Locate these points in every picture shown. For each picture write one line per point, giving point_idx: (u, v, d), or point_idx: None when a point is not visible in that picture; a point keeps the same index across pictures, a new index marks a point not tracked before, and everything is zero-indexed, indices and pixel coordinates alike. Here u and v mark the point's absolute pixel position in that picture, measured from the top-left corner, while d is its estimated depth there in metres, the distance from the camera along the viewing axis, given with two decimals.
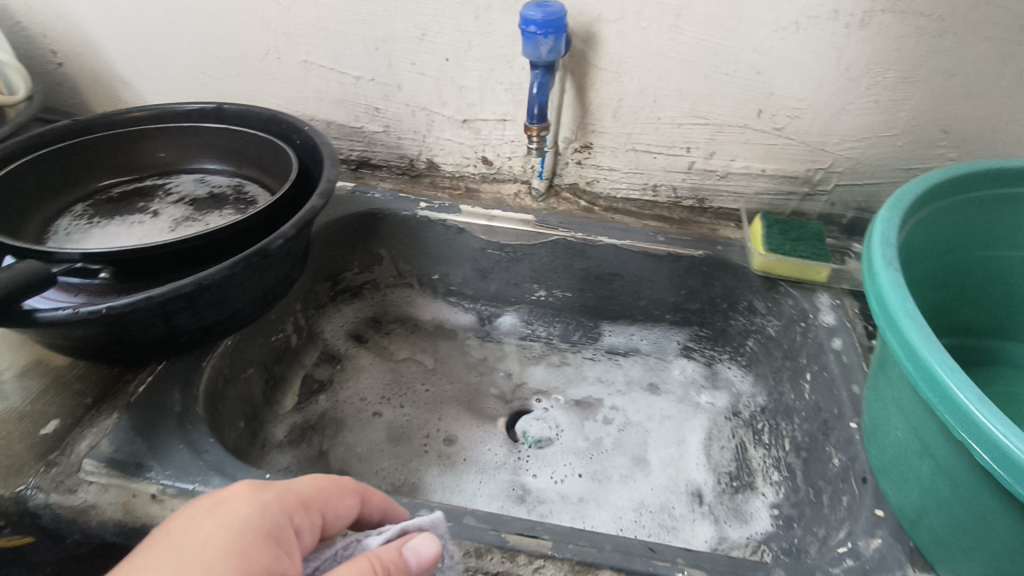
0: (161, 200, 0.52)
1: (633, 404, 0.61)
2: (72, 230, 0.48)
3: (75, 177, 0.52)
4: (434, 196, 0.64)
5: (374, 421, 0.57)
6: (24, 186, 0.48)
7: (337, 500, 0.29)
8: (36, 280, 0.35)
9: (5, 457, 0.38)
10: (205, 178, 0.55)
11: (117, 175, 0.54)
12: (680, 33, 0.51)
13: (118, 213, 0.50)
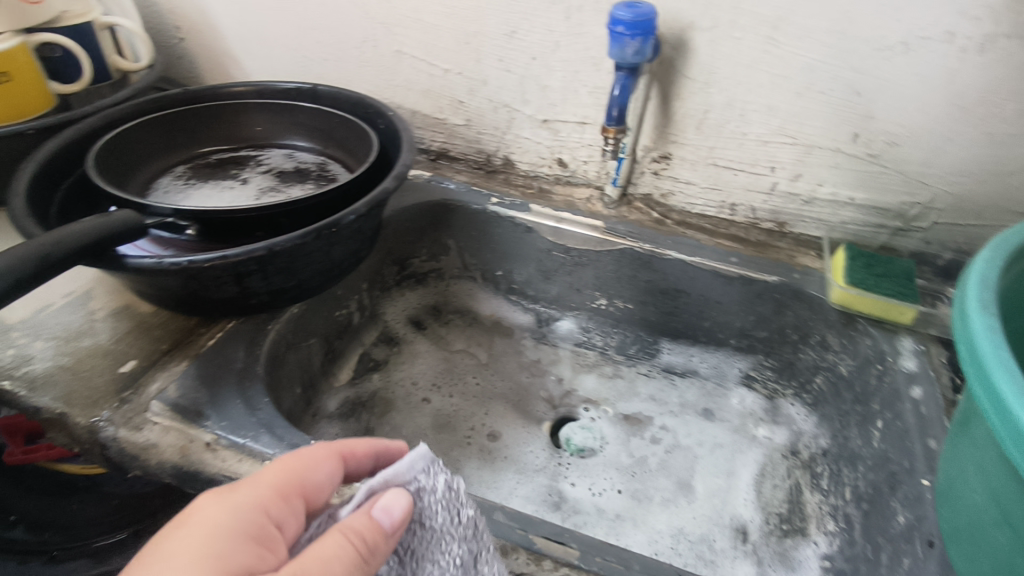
0: (252, 170, 0.55)
1: (685, 427, 0.59)
2: (171, 188, 0.52)
3: (180, 141, 0.56)
4: (506, 193, 0.65)
5: (422, 407, 0.58)
6: (134, 143, 0.52)
7: (313, 468, 0.30)
8: (130, 226, 0.38)
9: (87, 388, 0.41)
10: (294, 153, 0.58)
11: (216, 143, 0.58)
12: (776, 46, 0.49)
13: (213, 177, 0.54)
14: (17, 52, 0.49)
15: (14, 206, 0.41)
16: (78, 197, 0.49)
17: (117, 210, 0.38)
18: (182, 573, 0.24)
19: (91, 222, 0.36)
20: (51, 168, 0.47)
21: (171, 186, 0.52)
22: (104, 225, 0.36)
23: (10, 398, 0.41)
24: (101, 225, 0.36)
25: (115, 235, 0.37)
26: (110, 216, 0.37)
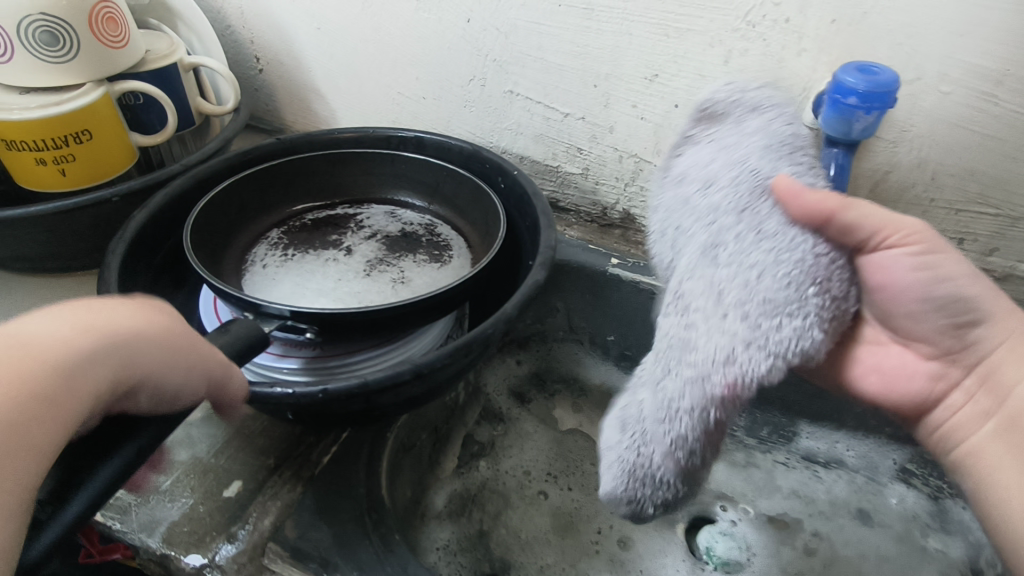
0: (354, 234, 0.48)
1: (841, 533, 0.51)
2: (268, 262, 0.45)
3: (272, 200, 0.49)
4: (626, 253, 0.57)
5: (539, 502, 0.51)
6: (227, 209, 0.45)
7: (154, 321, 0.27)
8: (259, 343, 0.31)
9: (188, 521, 0.34)
10: (397, 211, 0.51)
11: (311, 199, 0.51)
12: (996, 104, 0.40)
13: (313, 244, 0.47)
14: (98, 105, 0.42)
15: None
16: (167, 275, 0.43)
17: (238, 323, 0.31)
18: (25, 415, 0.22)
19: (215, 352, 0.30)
20: (139, 246, 0.40)
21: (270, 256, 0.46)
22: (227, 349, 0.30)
23: (102, 530, 0.35)
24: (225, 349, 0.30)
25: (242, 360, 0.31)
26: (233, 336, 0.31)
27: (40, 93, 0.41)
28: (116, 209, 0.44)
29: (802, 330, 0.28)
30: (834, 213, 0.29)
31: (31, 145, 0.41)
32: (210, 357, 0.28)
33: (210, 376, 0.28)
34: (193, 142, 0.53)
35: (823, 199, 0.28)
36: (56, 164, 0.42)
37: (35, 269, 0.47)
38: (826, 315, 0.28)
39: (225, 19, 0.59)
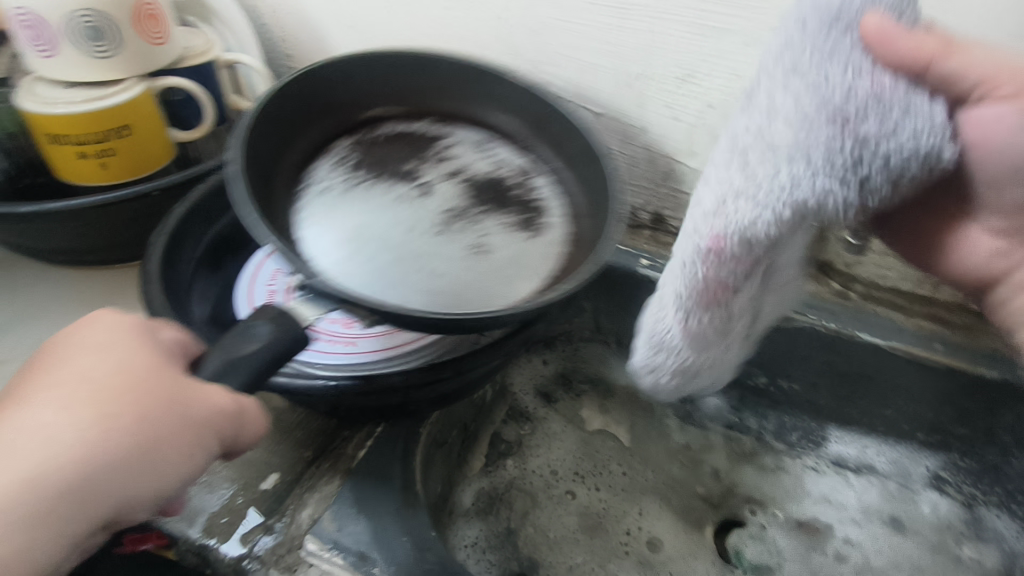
0: (432, 165, 0.46)
1: (873, 540, 0.50)
2: (331, 185, 0.43)
3: (340, 106, 0.46)
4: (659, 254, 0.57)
5: (567, 502, 0.51)
6: (285, 109, 0.42)
7: (141, 365, 0.27)
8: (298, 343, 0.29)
9: (227, 510, 0.35)
10: (487, 143, 0.48)
11: (389, 107, 0.48)
12: None
13: (385, 169, 0.45)
14: (140, 100, 0.43)
15: (151, 299, 0.35)
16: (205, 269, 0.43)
17: (274, 320, 0.29)
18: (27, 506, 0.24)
19: (251, 360, 0.28)
20: (178, 241, 0.41)
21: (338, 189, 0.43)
22: (264, 348, 0.28)
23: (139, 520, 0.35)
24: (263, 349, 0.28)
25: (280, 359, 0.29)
26: (271, 335, 0.29)
27: (84, 88, 0.42)
28: (156, 203, 0.44)
29: (802, 175, 0.26)
30: (931, 60, 0.25)
31: (74, 139, 0.42)
32: (207, 411, 0.27)
33: (220, 431, 0.27)
34: (227, 138, 0.53)
35: (921, 42, 0.25)
36: (97, 158, 0.43)
37: (72, 262, 0.47)
38: (837, 163, 0.25)
39: (258, 16, 0.59)
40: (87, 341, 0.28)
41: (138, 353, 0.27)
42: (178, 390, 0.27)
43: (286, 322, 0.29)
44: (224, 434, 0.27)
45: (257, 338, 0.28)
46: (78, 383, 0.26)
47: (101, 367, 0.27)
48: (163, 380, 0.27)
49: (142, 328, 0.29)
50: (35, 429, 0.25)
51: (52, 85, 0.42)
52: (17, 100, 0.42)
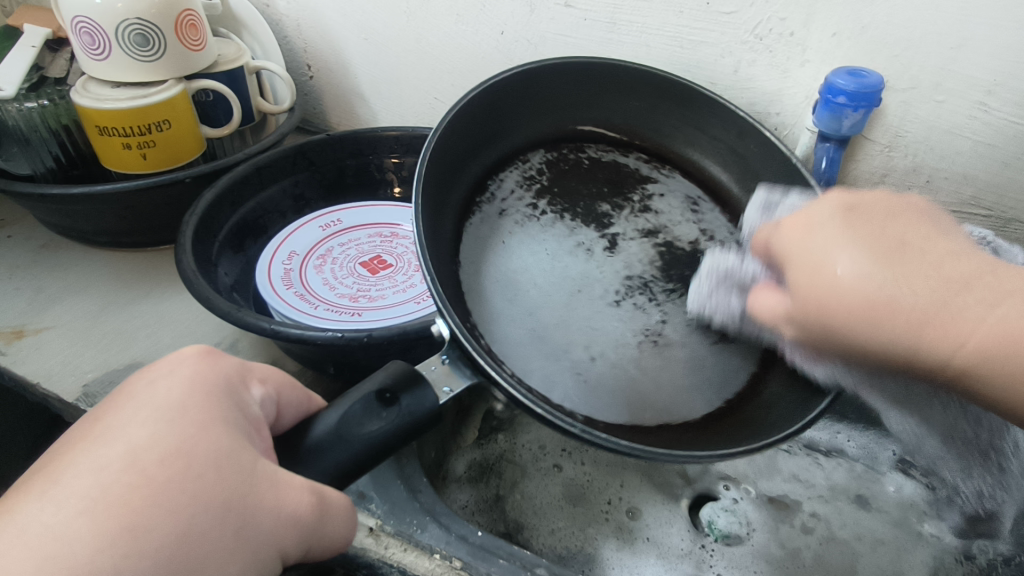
0: (621, 213, 0.47)
1: (839, 516, 0.52)
2: (517, 215, 0.45)
3: (505, 131, 0.46)
4: None
5: (554, 474, 0.55)
6: (459, 141, 0.42)
7: (204, 452, 0.26)
8: (416, 418, 0.30)
9: None
10: (697, 202, 0.48)
11: (593, 134, 0.50)
12: (986, 112, 0.41)
13: (577, 205, 0.47)
14: (176, 99, 0.49)
15: (184, 266, 0.41)
16: (230, 248, 0.49)
17: (405, 394, 0.30)
18: None
19: (366, 437, 0.29)
20: (208, 221, 0.46)
21: (516, 208, 0.45)
22: (391, 420, 0.29)
23: None
24: (391, 420, 0.29)
25: (395, 433, 0.29)
26: (394, 415, 0.29)
27: (130, 88, 0.48)
28: (188, 190, 0.50)
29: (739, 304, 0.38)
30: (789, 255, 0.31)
31: (120, 132, 0.48)
32: (280, 516, 0.26)
33: (278, 543, 0.27)
34: (252, 137, 0.59)
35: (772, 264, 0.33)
36: (139, 150, 0.49)
37: (111, 243, 0.53)
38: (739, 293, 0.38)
39: (282, 30, 0.65)
40: (139, 415, 0.27)
41: (193, 438, 0.26)
42: (240, 492, 0.26)
43: (415, 396, 0.30)
44: (302, 539, 0.27)
45: (384, 419, 0.29)
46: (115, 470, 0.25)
47: (149, 453, 0.25)
48: (237, 472, 0.26)
49: (212, 397, 0.28)
50: (48, 532, 0.23)
51: (102, 84, 0.48)
52: (73, 97, 0.48)
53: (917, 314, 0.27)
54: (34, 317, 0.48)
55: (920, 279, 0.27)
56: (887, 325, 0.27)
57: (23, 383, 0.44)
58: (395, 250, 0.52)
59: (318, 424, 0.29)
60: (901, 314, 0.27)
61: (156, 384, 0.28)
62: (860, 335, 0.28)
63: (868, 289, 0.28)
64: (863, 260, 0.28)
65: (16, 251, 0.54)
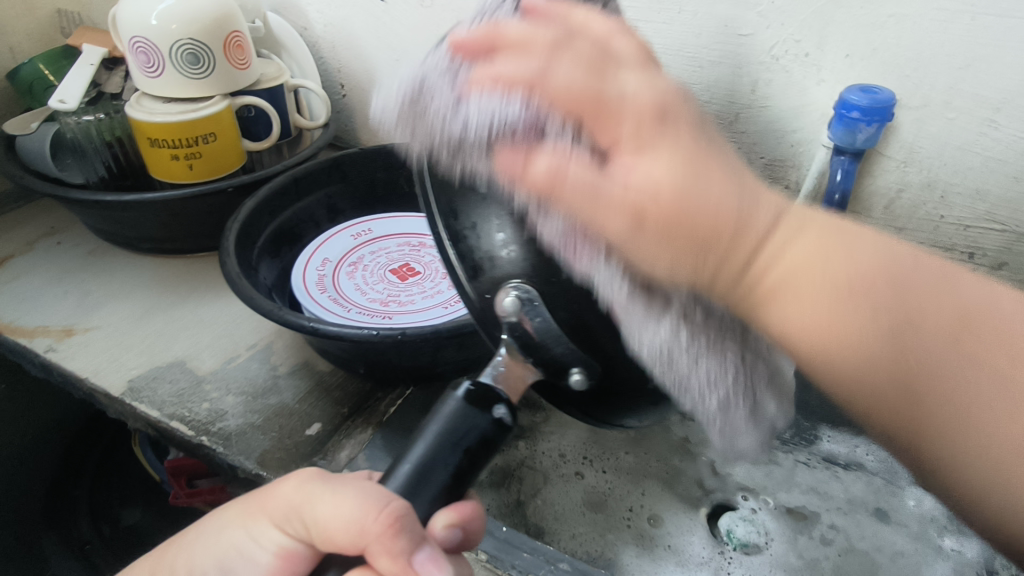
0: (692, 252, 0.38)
1: (858, 528, 0.51)
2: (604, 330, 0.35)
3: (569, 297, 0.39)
4: None
5: (575, 481, 0.54)
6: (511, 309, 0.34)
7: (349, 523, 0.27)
8: (469, 439, 0.27)
9: (281, 449, 0.41)
10: None
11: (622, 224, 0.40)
12: (997, 129, 0.42)
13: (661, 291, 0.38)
14: (222, 114, 0.52)
15: (228, 267, 0.43)
16: (269, 252, 0.51)
17: (442, 399, 0.28)
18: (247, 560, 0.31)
19: (447, 474, 0.27)
20: (249, 228, 0.49)
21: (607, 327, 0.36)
22: (435, 442, 0.27)
23: (207, 453, 0.42)
24: (439, 437, 0.27)
25: (472, 459, 0.28)
26: (430, 427, 0.28)
27: (180, 103, 0.51)
28: (229, 199, 0.53)
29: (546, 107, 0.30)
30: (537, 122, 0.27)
31: (170, 143, 0.51)
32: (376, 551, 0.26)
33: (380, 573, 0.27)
34: (288, 151, 0.62)
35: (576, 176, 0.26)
36: (186, 160, 0.52)
37: (156, 249, 0.56)
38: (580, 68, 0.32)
39: (318, 53, 0.69)
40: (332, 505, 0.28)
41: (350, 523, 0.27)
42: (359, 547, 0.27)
43: (461, 413, 0.28)
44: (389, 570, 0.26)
45: (461, 451, 0.27)
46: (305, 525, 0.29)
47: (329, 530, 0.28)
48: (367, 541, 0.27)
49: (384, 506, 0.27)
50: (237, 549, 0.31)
51: (155, 99, 0.52)
52: (127, 111, 0.51)
53: (900, 372, 0.26)
54: (82, 318, 0.51)
55: (682, 135, 0.28)
56: (950, 431, 0.25)
57: (71, 378, 0.46)
58: (422, 258, 0.54)
59: (401, 465, 0.28)
60: (709, 196, 0.26)
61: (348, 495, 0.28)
62: (656, 249, 0.26)
63: (562, 88, 0.27)
64: (659, 170, 0.26)
65: (65, 256, 0.57)
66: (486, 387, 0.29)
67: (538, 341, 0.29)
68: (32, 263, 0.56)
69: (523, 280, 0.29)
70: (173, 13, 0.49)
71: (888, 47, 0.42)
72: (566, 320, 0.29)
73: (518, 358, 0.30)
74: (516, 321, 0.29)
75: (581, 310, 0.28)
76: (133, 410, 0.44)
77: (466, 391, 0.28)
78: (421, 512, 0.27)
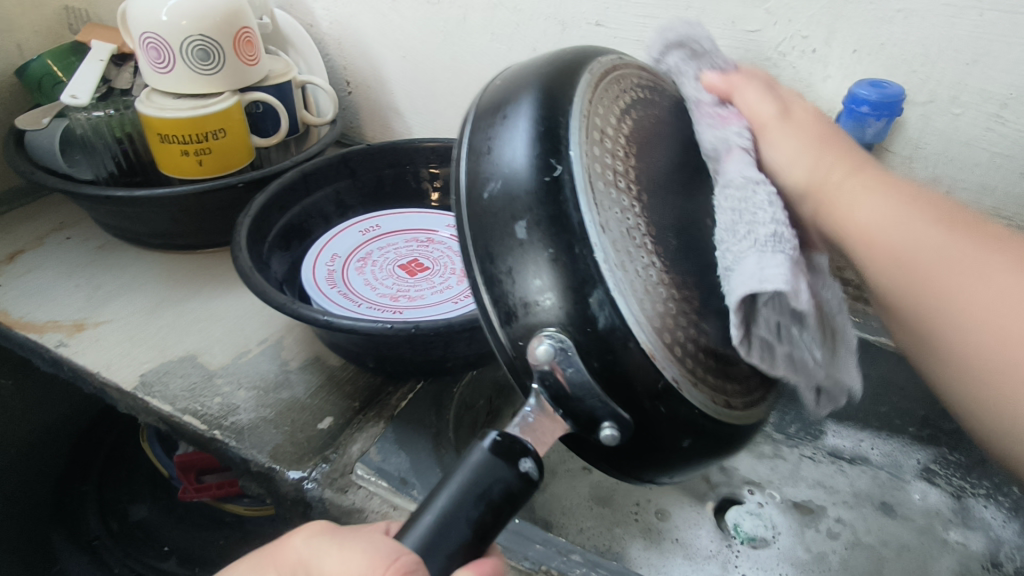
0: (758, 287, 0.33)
1: (864, 522, 0.51)
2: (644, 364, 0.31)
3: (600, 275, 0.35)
4: None
5: (583, 476, 0.54)
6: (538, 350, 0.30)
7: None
8: (493, 491, 0.25)
9: (293, 443, 0.42)
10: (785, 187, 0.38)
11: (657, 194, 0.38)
12: (1003, 124, 0.42)
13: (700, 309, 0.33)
14: (232, 110, 0.52)
15: (240, 261, 0.43)
16: (279, 247, 0.52)
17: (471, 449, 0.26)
18: None
19: (467, 531, 0.25)
20: (260, 223, 0.49)
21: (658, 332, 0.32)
22: (458, 496, 0.25)
23: (220, 447, 0.42)
24: (462, 489, 0.25)
25: (493, 513, 0.25)
26: (454, 479, 0.25)
27: (190, 98, 0.51)
28: (238, 195, 0.53)
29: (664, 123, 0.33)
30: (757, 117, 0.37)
31: (180, 139, 0.51)
32: None
33: None
34: (295, 147, 0.62)
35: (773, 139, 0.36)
36: (196, 156, 0.52)
37: (164, 245, 0.56)
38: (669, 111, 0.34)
39: (325, 50, 0.69)
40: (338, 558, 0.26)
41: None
42: None
43: (486, 463, 0.26)
44: None
45: (484, 505, 0.25)
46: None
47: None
48: None
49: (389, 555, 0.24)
50: None
51: (165, 94, 0.52)
52: (137, 107, 0.52)
53: (922, 269, 0.29)
54: (92, 313, 0.51)
55: (848, 159, 0.35)
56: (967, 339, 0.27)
57: (82, 373, 0.46)
58: (431, 254, 0.54)
59: (419, 519, 0.25)
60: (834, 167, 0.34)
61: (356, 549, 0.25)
62: (793, 141, 0.35)
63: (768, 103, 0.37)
64: (810, 152, 0.35)
65: (73, 252, 0.58)
66: (512, 440, 0.26)
67: (571, 395, 0.26)
68: (41, 259, 0.56)
69: (559, 327, 0.26)
70: (183, 9, 0.49)
71: (895, 42, 0.43)
72: (601, 372, 0.26)
73: (544, 408, 0.27)
74: (548, 371, 0.26)
75: (618, 360, 0.26)
76: (145, 404, 0.44)
77: (492, 442, 0.26)
78: (436, 572, 0.24)
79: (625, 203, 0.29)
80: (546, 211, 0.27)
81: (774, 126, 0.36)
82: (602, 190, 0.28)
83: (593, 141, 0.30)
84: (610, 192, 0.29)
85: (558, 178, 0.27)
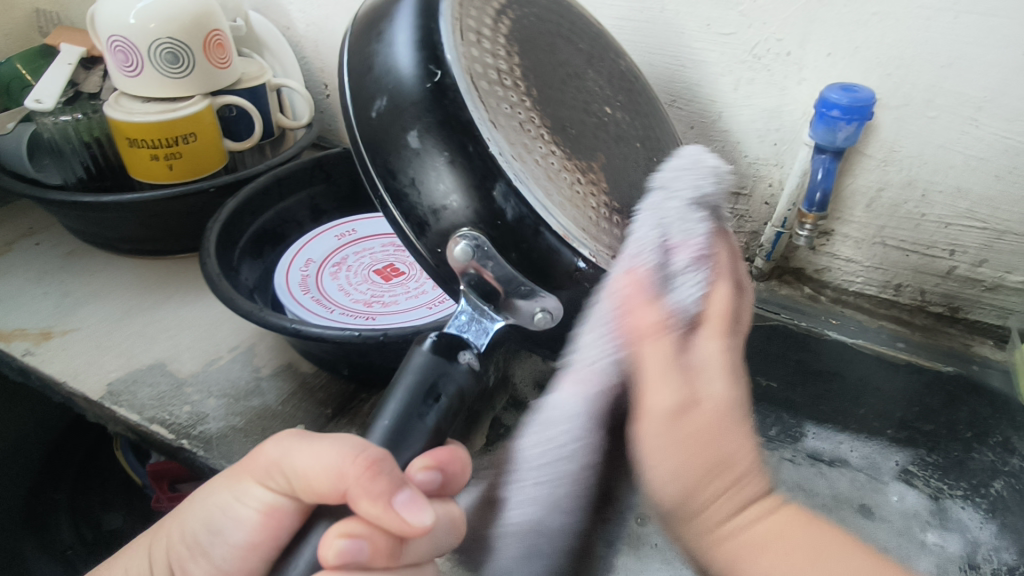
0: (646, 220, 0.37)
1: (843, 525, 0.51)
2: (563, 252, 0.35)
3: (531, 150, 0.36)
4: (805, 309, 0.54)
5: None
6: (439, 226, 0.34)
7: (330, 472, 0.27)
8: (439, 384, 0.29)
9: None
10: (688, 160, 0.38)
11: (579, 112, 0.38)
12: (976, 127, 0.42)
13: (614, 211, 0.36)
14: (203, 114, 0.51)
15: (208, 268, 0.43)
16: (250, 254, 0.51)
17: (413, 354, 0.30)
18: (228, 532, 0.30)
19: (426, 425, 0.28)
20: (231, 228, 0.48)
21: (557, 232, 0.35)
22: (409, 393, 0.28)
23: (188, 456, 0.41)
24: (411, 387, 0.29)
25: (443, 404, 0.29)
26: (403, 386, 0.29)
27: (160, 102, 0.51)
28: (210, 200, 0.52)
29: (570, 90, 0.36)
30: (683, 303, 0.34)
31: (149, 143, 0.50)
32: (357, 489, 0.26)
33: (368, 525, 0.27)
34: (271, 151, 0.61)
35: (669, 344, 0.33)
36: (166, 160, 0.51)
37: (137, 250, 0.56)
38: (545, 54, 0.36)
39: (302, 52, 0.69)
40: (308, 457, 0.28)
41: (327, 472, 0.27)
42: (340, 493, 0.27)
43: (429, 362, 0.29)
44: (375, 511, 0.26)
45: (436, 398, 0.29)
46: (283, 479, 0.28)
47: (312, 481, 0.27)
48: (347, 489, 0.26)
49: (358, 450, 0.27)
50: (216, 528, 0.30)
51: (133, 99, 0.51)
52: (106, 110, 0.51)
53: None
54: (61, 320, 0.50)
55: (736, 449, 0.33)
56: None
57: (49, 381, 0.46)
58: (406, 259, 0.54)
59: (379, 421, 0.28)
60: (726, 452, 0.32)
61: (326, 447, 0.27)
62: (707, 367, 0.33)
63: (655, 310, 0.33)
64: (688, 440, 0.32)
65: (43, 258, 0.57)
66: (450, 337, 0.31)
67: (497, 288, 0.31)
68: (9, 266, 0.55)
69: (472, 228, 0.30)
70: (151, 12, 0.48)
71: (868, 46, 0.43)
72: (519, 262, 0.31)
73: (477, 307, 0.32)
74: (470, 270, 0.31)
75: (534, 249, 0.31)
76: (112, 414, 0.43)
77: (432, 343, 0.30)
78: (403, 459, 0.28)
79: (514, 100, 0.32)
80: (433, 117, 0.30)
81: (665, 342, 0.33)
82: (487, 90, 0.31)
83: (470, 42, 0.32)
84: (496, 91, 0.31)
85: (440, 82, 0.30)
